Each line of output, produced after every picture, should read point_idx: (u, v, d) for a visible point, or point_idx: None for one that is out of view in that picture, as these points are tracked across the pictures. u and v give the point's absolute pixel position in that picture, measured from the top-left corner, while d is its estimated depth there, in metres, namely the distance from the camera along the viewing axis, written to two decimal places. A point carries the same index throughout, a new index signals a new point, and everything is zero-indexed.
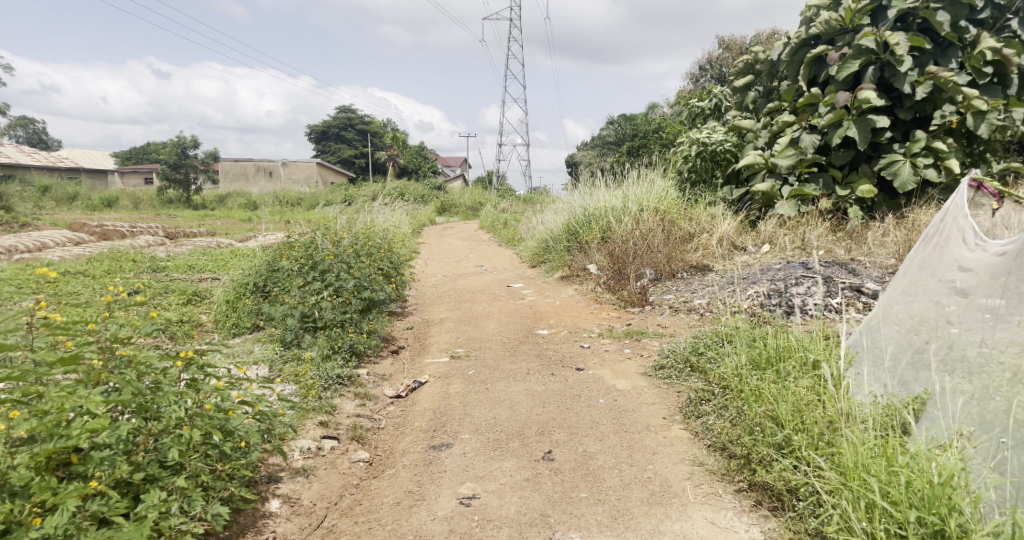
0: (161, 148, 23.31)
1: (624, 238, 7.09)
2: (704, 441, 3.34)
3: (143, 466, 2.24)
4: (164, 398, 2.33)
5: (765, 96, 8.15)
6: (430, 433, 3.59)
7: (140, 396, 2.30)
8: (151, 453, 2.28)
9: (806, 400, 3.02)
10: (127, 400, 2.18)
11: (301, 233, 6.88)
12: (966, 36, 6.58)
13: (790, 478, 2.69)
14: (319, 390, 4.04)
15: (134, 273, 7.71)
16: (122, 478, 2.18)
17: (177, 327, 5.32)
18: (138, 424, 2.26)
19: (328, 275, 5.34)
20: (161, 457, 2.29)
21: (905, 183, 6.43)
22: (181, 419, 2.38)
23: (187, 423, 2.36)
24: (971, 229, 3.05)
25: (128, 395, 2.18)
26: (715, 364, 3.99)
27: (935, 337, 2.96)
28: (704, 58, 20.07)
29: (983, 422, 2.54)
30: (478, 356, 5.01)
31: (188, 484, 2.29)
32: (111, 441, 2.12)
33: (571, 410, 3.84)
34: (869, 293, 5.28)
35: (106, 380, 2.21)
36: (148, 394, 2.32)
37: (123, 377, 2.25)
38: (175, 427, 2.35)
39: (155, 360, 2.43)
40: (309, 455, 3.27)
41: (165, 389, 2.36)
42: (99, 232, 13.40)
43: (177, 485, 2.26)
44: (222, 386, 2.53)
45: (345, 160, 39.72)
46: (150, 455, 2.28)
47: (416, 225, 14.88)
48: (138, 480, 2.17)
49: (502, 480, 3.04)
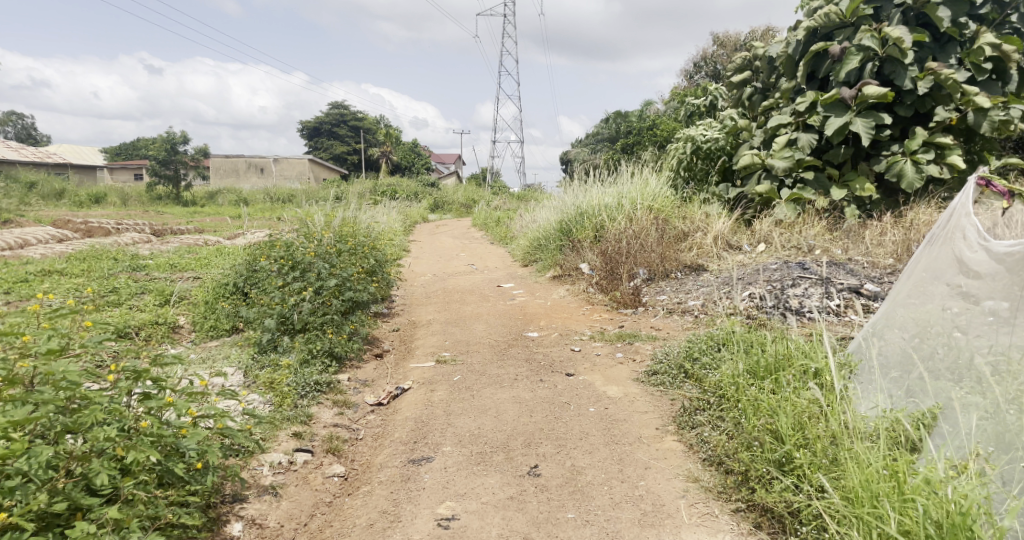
0: (149, 143, 22.96)
1: (617, 237, 6.91)
2: (699, 454, 3.16)
3: (66, 494, 2.03)
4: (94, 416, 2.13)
5: (761, 93, 7.93)
6: (410, 445, 3.40)
7: (68, 415, 2.10)
8: (78, 480, 2.09)
9: (808, 413, 2.84)
10: (45, 419, 1.98)
11: (284, 231, 6.67)
12: (966, 32, 6.44)
13: (791, 499, 2.53)
14: (295, 398, 3.84)
15: (113, 272, 7.47)
16: (40, 509, 1.97)
17: (151, 329, 5.11)
18: (64, 447, 2.06)
19: (309, 275, 5.14)
20: (89, 483, 2.09)
21: (911, 183, 6.24)
22: (117, 439, 2.18)
23: (125, 443, 2.16)
24: (974, 228, 2.82)
25: (47, 414, 1.99)
26: (710, 371, 3.81)
27: (943, 346, 2.79)
28: (699, 55, 19.91)
29: (1001, 441, 2.40)
30: (464, 360, 4.82)
31: (123, 515, 2.07)
32: (26, 467, 1.93)
33: (560, 420, 3.66)
34: (867, 295, 5.11)
35: (26, 398, 2.01)
36: (77, 413, 2.11)
37: (48, 395, 2.05)
38: (109, 448, 2.15)
39: (89, 374, 2.22)
40: (279, 470, 3.07)
41: (97, 405, 2.16)
42: (83, 229, 13.12)
43: (109, 517, 2.04)
44: (172, 402, 2.34)
45: (338, 156, 39.47)
46: (76, 481, 2.08)
47: (408, 223, 14.68)
48: (59, 512, 1.97)
49: (485, 498, 2.86)
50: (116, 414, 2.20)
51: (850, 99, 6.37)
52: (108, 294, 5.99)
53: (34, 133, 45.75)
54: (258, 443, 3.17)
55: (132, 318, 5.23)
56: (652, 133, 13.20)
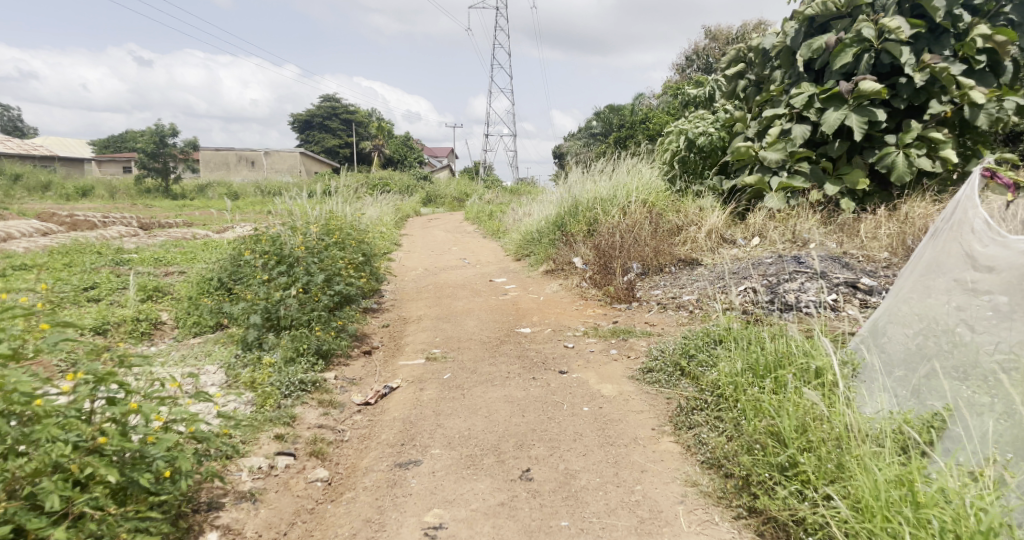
0: (136, 135, 22.63)
1: (610, 231, 6.78)
2: (696, 457, 3.04)
3: (10, 518, 1.92)
4: (44, 431, 1.99)
5: (755, 85, 7.80)
6: (396, 447, 3.27)
7: (16, 427, 1.99)
8: (23, 499, 1.97)
9: (813, 415, 2.72)
10: None
11: (270, 224, 6.51)
12: (960, 23, 6.26)
13: (796, 508, 2.42)
14: (278, 398, 3.71)
15: (96, 267, 7.30)
16: None
17: (132, 326, 4.96)
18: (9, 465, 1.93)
19: (295, 270, 5.01)
20: (38, 502, 1.98)
21: (901, 176, 6.15)
22: (70, 454, 2.05)
23: (80, 456, 2.05)
24: (984, 220, 2.73)
25: None
26: (706, 368, 3.69)
27: (952, 344, 2.68)
28: (691, 49, 19.77)
29: (1019, 447, 2.31)
30: (455, 357, 4.70)
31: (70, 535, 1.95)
32: None
33: (552, 420, 3.53)
34: (864, 290, 5.00)
35: None
36: (25, 428, 1.98)
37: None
38: (58, 466, 2.03)
39: (41, 384, 2.07)
40: (258, 475, 2.94)
41: (47, 420, 2.02)
42: (68, 222, 12.87)
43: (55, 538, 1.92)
44: (137, 408, 2.23)
45: (330, 149, 39.19)
46: (21, 501, 1.96)
47: (399, 217, 14.50)
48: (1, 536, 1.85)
49: (474, 505, 2.73)
50: (69, 426, 2.08)
51: (848, 93, 6.24)
52: (89, 290, 5.83)
53: (22, 125, 45.10)
54: (237, 447, 3.04)
55: (112, 314, 5.08)
56: (646, 126, 13.07)
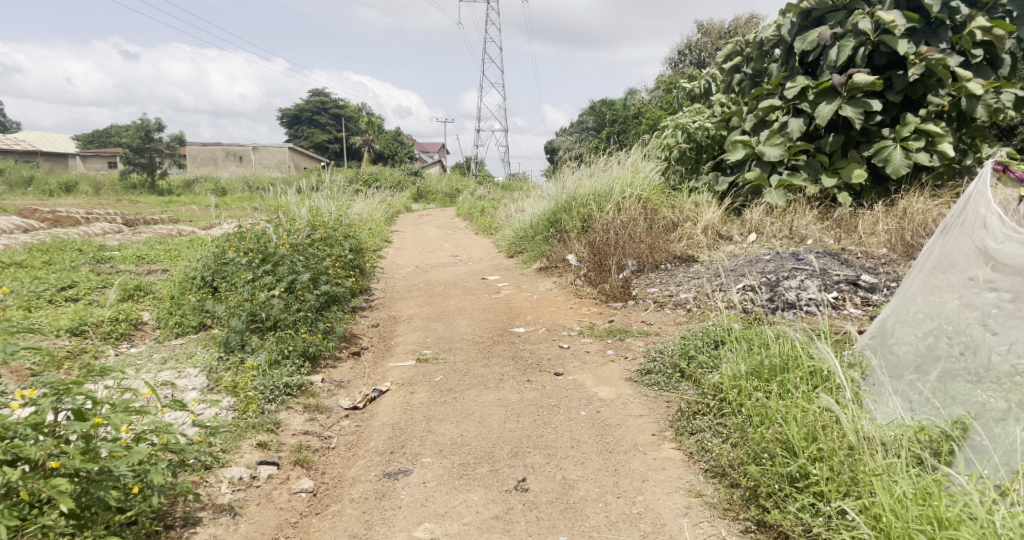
0: (121, 129, 22.27)
1: (605, 228, 6.65)
2: (700, 464, 2.92)
3: None
4: None
5: (751, 78, 7.58)
6: (385, 456, 3.11)
7: None
8: None
9: (823, 422, 2.61)
10: None
11: (256, 221, 6.33)
12: (957, 16, 6.14)
13: (810, 523, 2.30)
14: (261, 403, 3.54)
15: (76, 265, 7.09)
16: None
17: (111, 327, 4.77)
18: None
19: (280, 269, 4.84)
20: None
21: (897, 169, 6.04)
22: (25, 476, 1.88)
23: (35, 479, 1.89)
24: (998, 216, 2.64)
25: None
26: (707, 371, 3.56)
27: (969, 347, 2.56)
28: (683, 43, 19.67)
29: None
30: (447, 358, 4.54)
31: None
32: None
33: (549, 425, 3.39)
34: (865, 287, 4.88)
35: None
36: None
37: None
38: (10, 490, 1.87)
39: None
40: (239, 487, 2.78)
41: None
42: (50, 217, 12.60)
43: None
44: (99, 422, 2.07)
45: (320, 144, 38.87)
46: None
47: (390, 213, 14.31)
48: None
49: (467, 518, 2.59)
50: (25, 445, 1.91)
51: (842, 86, 6.13)
52: (67, 289, 5.64)
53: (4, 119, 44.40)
54: (217, 457, 2.89)
55: (89, 315, 4.88)
56: (640, 121, 12.95)
